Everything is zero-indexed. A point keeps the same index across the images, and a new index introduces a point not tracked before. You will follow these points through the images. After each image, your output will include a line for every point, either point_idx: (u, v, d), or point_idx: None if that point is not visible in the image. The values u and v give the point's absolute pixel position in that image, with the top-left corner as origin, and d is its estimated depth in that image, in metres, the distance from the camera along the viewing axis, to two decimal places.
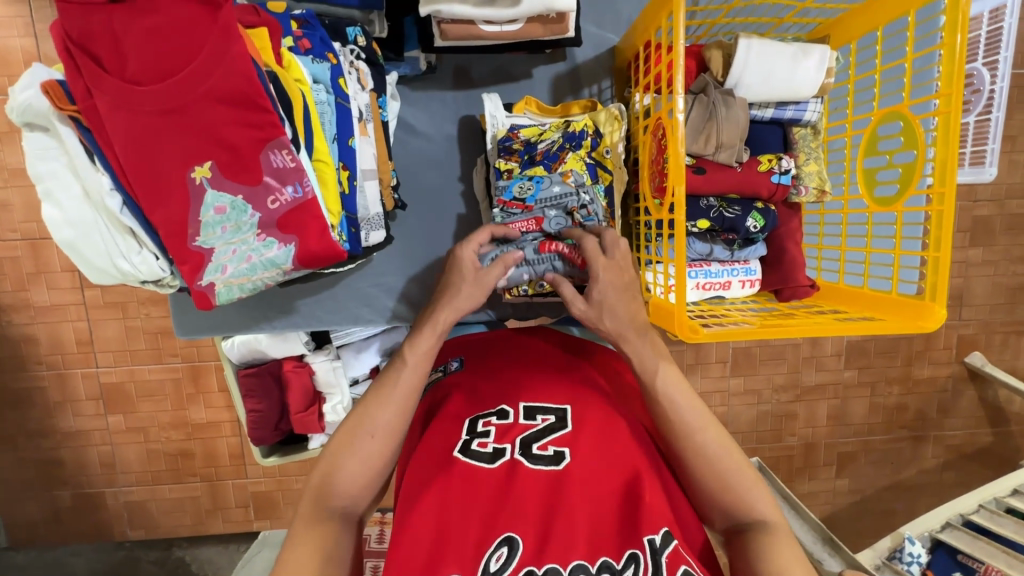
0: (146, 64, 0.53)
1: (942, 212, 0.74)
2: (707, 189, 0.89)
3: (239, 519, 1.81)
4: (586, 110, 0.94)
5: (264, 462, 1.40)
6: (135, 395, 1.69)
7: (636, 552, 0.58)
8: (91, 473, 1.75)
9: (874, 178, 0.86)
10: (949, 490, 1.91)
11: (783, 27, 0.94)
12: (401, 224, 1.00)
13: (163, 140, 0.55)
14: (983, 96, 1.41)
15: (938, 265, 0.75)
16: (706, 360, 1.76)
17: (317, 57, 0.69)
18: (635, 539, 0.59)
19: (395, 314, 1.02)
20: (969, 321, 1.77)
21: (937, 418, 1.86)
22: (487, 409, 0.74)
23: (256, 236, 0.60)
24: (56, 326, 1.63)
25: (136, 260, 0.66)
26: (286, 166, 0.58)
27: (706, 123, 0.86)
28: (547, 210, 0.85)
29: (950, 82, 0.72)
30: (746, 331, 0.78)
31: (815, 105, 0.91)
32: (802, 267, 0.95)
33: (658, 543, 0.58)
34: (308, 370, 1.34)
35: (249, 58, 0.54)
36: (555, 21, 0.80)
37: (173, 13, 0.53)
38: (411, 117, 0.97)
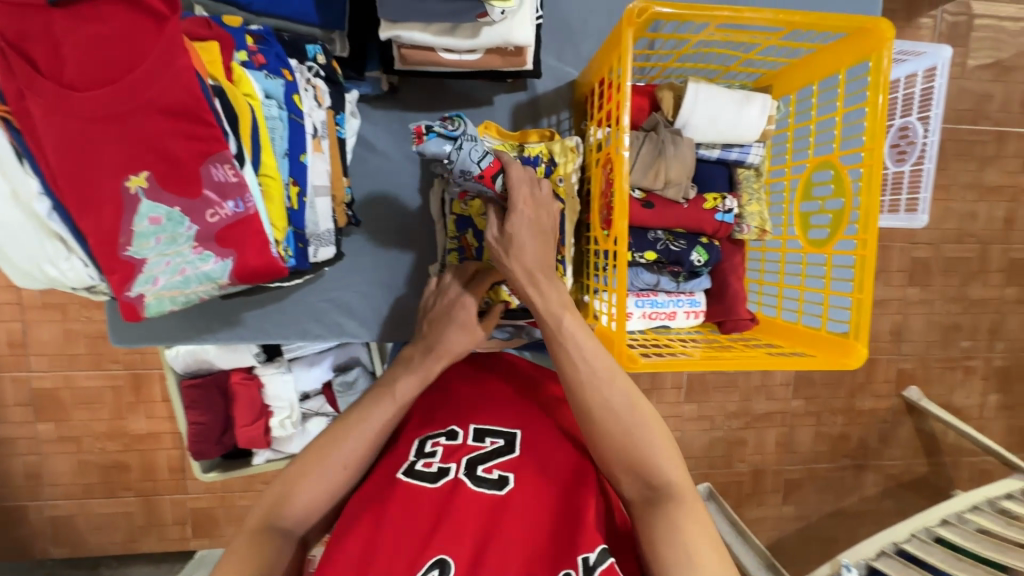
0: (85, 71, 0.52)
1: (865, 256, 0.79)
2: (655, 222, 0.93)
3: (175, 537, 1.72)
4: (543, 139, 0.96)
5: (203, 477, 1.34)
6: (69, 403, 1.61)
7: (568, 573, 0.57)
8: (15, 485, 1.64)
9: (809, 222, 0.91)
10: (887, 517, 1.99)
11: (731, 74, 1.00)
12: (355, 240, 1.00)
13: (97, 147, 0.53)
14: (918, 147, 1.49)
15: (861, 307, 0.80)
16: (661, 385, 1.80)
17: (271, 72, 0.69)
18: (568, 560, 0.58)
19: (346, 330, 1.02)
20: (906, 356, 1.87)
21: (877, 448, 1.94)
22: (436, 431, 0.74)
23: (192, 249, 0.59)
24: None
25: (65, 266, 0.64)
26: (227, 181, 0.57)
27: (655, 161, 0.89)
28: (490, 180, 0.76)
29: (875, 137, 0.77)
30: (686, 362, 0.80)
31: (757, 148, 0.96)
32: (742, 301, 0.99)
33: (591, 561, 0.57)
34: (256, 383, 1.32)
35: (194, 72, 0.54)
36: (514, 53, 0.83)
37: (116, 21, 0.52)
38: (371, 135, 0.98)
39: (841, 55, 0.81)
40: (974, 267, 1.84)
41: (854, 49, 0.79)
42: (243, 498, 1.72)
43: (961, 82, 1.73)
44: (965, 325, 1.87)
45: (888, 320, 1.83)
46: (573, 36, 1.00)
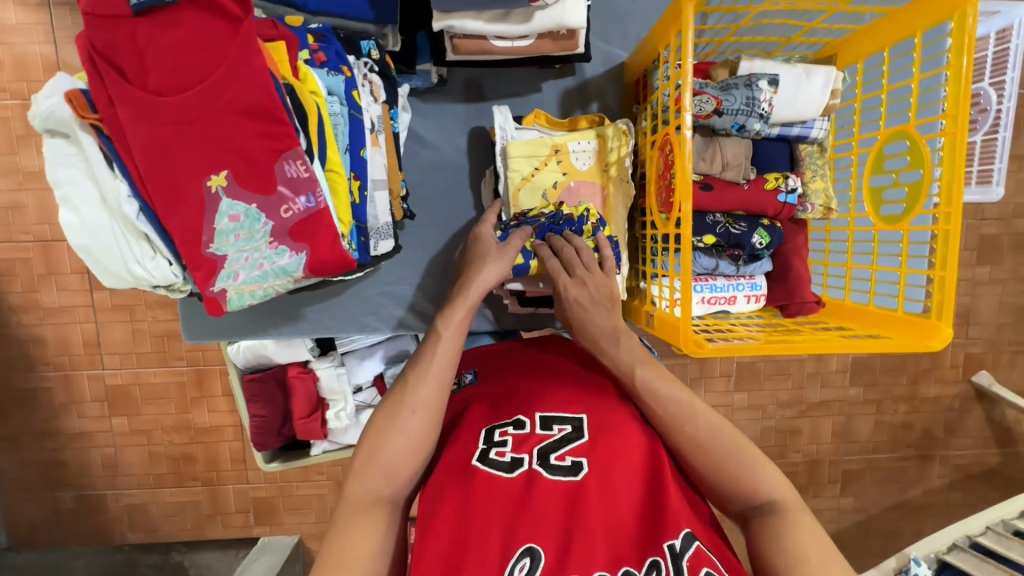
0: (167, 75, 0.54)
1: (948, 231, 0.74)
2: (713, 205, 0.91)
3: (238, 525, 1.80)
4: (593, 124, 0.95)
5: (266, 467, 1.40)
6: (139, 398, 1.70)
7: (657, 560, 0.61)
8: (93, 475, 1.75)
9: (880, 197, 0.86)
10: (955, 510, 1.88)
11: (791, 46, 0.96)
12: (409, 234, 1.02)
13: (181, 148, 0.56)
14: (991, 115, 1.41)
15: (945, 285, 0.75)
16: (710, 374, 1.76)
17: (332, 69, 0.70)
18: (655, 548, 0.62)
19: (400, 323, 1.04)
20: (976, 340, 1.76)
21: (944, 437, 1.84)
22: (503, 420, 0.74)
23: (267, 244, 0.61)
24: (65, 328, 1.65)
25: (148, 265, 0.67)
26: (299, 176, 0.59)
27: (710, 145, 0.90)
28: (732, 115, 0.87)
29: (957, 103, 0.72)
30: (754, 347, 0.77)
31: (821, 123, 0.92)
32: (808, 283, 0.95)
33: (677, 548, 0.61)
34: (311, 376, 1.35)
35: (268, 71, 0.55)
36: (565, 37, 0.82)
37: (192, 25, 0.54)
38: (421, 128, 0.99)
39: (919, 17, 0.77)
40: None
41: (932, 11, 0.75)
42: (299, 488, 1.79)
43: None
44: None
45: None
46: (621, 17, 0.97)
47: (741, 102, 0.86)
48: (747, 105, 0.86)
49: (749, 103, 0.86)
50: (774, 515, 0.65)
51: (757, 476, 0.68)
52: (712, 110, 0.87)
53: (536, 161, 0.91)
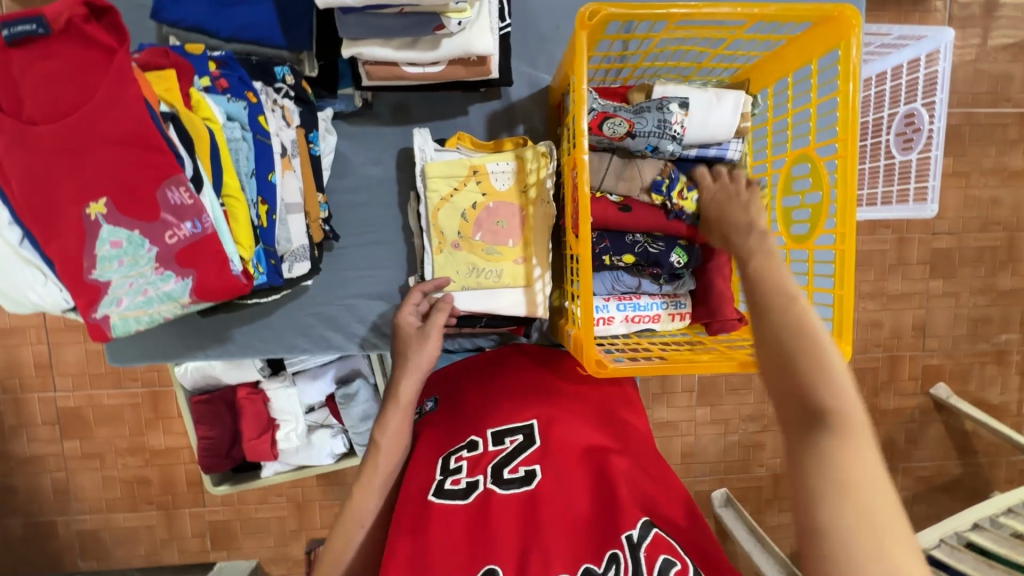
0: (42, 105, 0.54)
1: (844, 252, 0.76)
2: (633, 225, 0.92)
3: (195, 550, 1.76)
4: (517, 146, 0.97)
5: (215, 491, 1.36)
6: (92, 420, 1.67)
7: (616, 552, 0.59)
8: (44, 500, 1.70)
9: (791, 217, 0.88)
10: (920, 522, 1.89)
11: (705, 71, 0.99)
12: (337, 254, 1.02)
13: (60, 177, 0.56)
14: (924, 134, 1.42)
15: (843, 303, 0.77)
16: (673, 389, 1.75)
17: (234, 96, 0.71)
18: (614, 539, 0.60)
19: (333, 344, 1.03)
20: (933, 352, 1.78)
21: (906, 449, 1.85)
22: (457, 445, 0.76)
23: (153, 270, 0.61)
24: (16, 349, 1.61)
25: (41, 291, 0.66)
26: (183, 203, 0.59)
27: (628, 166, 0.92)
28: (643, 138, 0.88)
29: (847, 128, 0.75)
30: (665, 367, 0.78)
31: (736, 146, 0.93)
32: (729, 301, 0.96)
33: (636, 538, 0.59)
34: (262, 397, 1.33)
35: (144, 101, 0.56)
36: (477, 63, 0.84)
37: (66, 56, 0.54)
38: (349, 151, 0.99)
39: (812, 45, 0.79)
40: (1001, 256, 1.75)
41: (822, 40, 0.77)
42: (258, 511, 1.75)
43: (979, 63, 1.65)
44: (995, 318, 1.78)
45: (910, 315, 1.75)
46: (545, 42, 1.00)
47: (653, 125, 0.87)
48: (658, 127, 0.87)
49: (660, 126, 0.87)
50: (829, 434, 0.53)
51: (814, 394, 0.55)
52: (626, 133, 0.88)
53: (455, 181, 0.92)
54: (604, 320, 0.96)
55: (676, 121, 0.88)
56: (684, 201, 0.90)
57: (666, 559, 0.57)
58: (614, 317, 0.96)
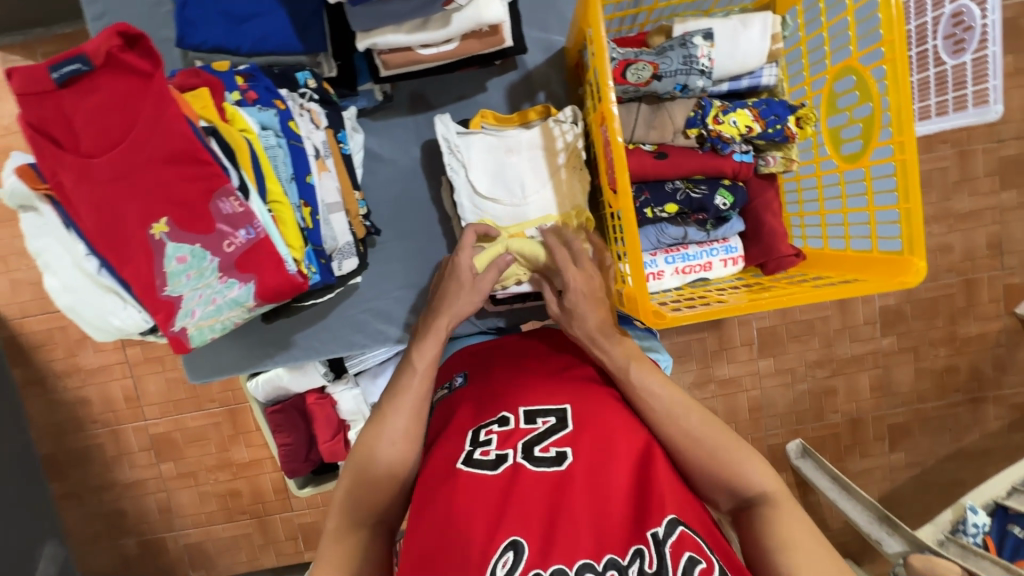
0: (95, 138, 0.58)
1: (905, 163, 0.71)
2: (671, 172, 0.89)
3: (290, 551, 1.87)
4: (543, 115, 0.95)
5: (300, 493, 1.44)
6: (182, 442, 1.78)
7: (641, 547, 0.59)
8: (151, 520, 1.84)
9: (840, 137, 0.84)
10: (1019, 452, 1.77)
11: (724, 1, 0.94)
12: (380, 249, 1.04)
13: (121, 203, 0.60)
14: (977, 31, 1.29)
15: (911, 217, 0.72)
16: (731, 344, 1.70)
17: (264, 105, 0.74)
18: (641, 534, 0.60)
19: (388, 337, 1.06)
20: (1014, 269, 1.65)
21: (995, 376, 1.73)
22: (488, 419, 0.75)
23: (218, 279, 0.65)
24: (105, 385, 1.74)
25: (122, 315, 0.71)
26: (235, 212, 0.63)
27: (658, 112, 0.89)
28: (671, 78, 0.84)
29: (892, 29, 0.70)
30: (726, 309, 0.76)
31: (770, 70, 0.89)
32: (784, 237, 0.92)
33: (661, 535, 0.59)
34: (329, 400, 1.36)
35: (185, 119, 0.59)
36: (489, 33, 0.83)
37: (108, 88, 0.57)
38: (376, 146, 1.01)
39: None
40: None
41: None
42: None
43: None
44: None
45: (984, 233, 1.62)
46: (553, 2, 0.97)
47: (681, 63, 0.84)
48: (685, 65, 0.84)
49: (687, 65, 0.84)
50: (763, 505, 0.67)
51: (743, 467, 0.69)
52: (651, 76, 0.84)
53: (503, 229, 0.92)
54: (654, 275, 0.93)
55: (704, 58, 0.84)
56: (721, 125, 0.87)
57: (690, 557, 0.57)
58: (664, 271, 0.94)
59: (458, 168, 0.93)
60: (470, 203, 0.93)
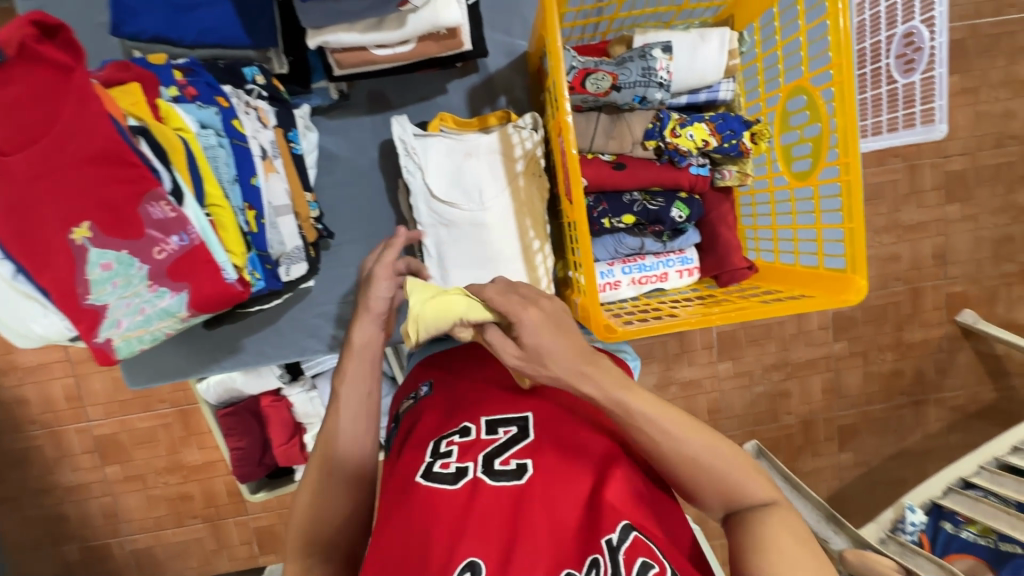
0: (7, 135, 0.53)
1: (851, 183, 0.73)
2: (629, 183, 0.89)
3: (244, 556, 1.80)
4: (503, 120, 0.94)
5: (253, 498, 1.37)
6: (129, 444, 1.70)
7: (597, 557, 0.57)
8: (95, 525, 1.76)
9: (791, 154, 0.85)
10: (956, 452, 1.86)
11: (686, 13, 0.94)
12: (335, 252, 1.01)
13: (39, 206, 0.55)
14: (926, 52, 1.32)
15: (854, 237, 0.74)
16: (691, 348, 1.73)
17: (204, 102, 0.70)
18: (596, 544, 0.58)
19: (343, 342, 1.03)
20: (955, 278, 1.73)
21: (936, 379, 1.81)
22: (450, 430, 0.73)
23: (148, 288, 0.61)
24: (45, 385, 1.64)
25: (44, 322, 0.66)
26: (166, 217, 0.59)
27: (616, 122, 0.89)
28: (629, 89, 0.84)
29: (841, 52, 0.71)
30: (675, 323, 0.76)
31: (727, 85, 0.90)
32: (738, 249, 0.93)
33: (615, 541, 0.58)
34: (284, 403, 1.33)
35: (110, 117, 0.55)
36: (448, 36, 0.81)
37: (22, 81, 0.53)
38: (332, 146, 0.98)
39: None
40: (1018, 171, 1.67)
41: None
42: None
43: None
44: (1018, 236, 1.72)
45: (929, 244, 1.69)
46: (516, 6, 0.96)
47: (639, 74, 0.84)
48: (644, 76, 0.84)
49: (646, 76, 0.84)
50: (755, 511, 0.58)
51: (742, 478, 0.60)
52: (610, 86, 0.84)
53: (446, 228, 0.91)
54: (611, 285, 0.93)
55: (663, 70, 0.84)
56: (678, 138, 0.87)
57: (644, 563, 0.56)
58: (620, 281, 0.94)
59: (415, 171, 0.91)
60: (427, 207, 0.91)
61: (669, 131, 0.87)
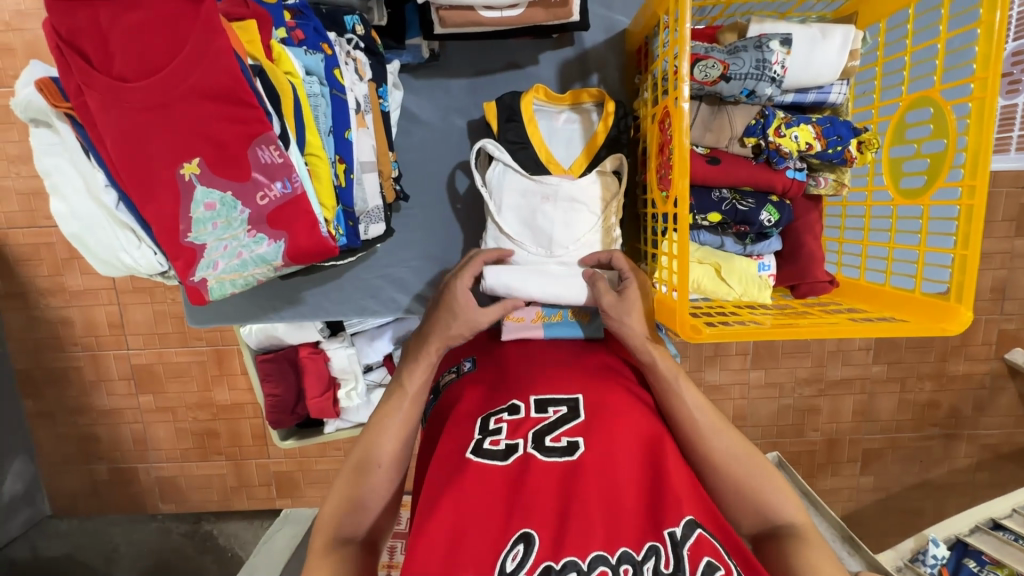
0: (130, 61, 0.52)
1: (972, 206, 0.69)
2: (721, 180, 0.84)
3: (262, 496, 1.81)
4: (595, 99, 0.90)
5: (282, 445, 1.34)
6: (163, 376, 1.72)
7: (657, 546, 0.58)
8: (124, 449, 1.77)
9: (900, 169, 0.81)
10: (982, 491, 1.80)
11: (806, 6, 0.89)
12: (405, 215, 1.00)
13: (153, 138, 0.55)
14: None
15: (966, 263, 0.70)
16: (726, 352, 1.70)
17: (311, 48, 0.68)
18: (655, 533, 0.59)
19: (398, 305, 1.02)
20: (1012, 315, 1.63)
21: (972, 416, 1.74)
22: (498, 407, 0.73)
23: (246, 232, 0.61)
24: (90, 309, 1.66)
25: (136, 255, 0.67)
26: (273, 162, 0.58)
27: (718, 115, 0.85)
28: (740, 81, 0.80)
29: (988, 65, 0.66)
30: (759, 331, 0.73)
31: (840, 87, 0.85)
32: (821, 261, 0.89)
33: (678, 535, 0.58)
34: (322, 356, 1.27)
35: (234, 52, 0.54)
36: (558, 5, 0.77)
37: (151, 6, 0.52)
38: (415, 107, 0.95)
39: None
40: None
41: None
42: (318, 463, 1.79)
43: None
44: None
45: (990, 276, 1.59)
46: None
47: (754, 66, 0.79)
48: (759, 69, 0.79)
49: (761, 69, 0.79)
50: (787, 534, 0.67)
51: (772, 494, 0.69)
52: (720, 75, 0.79)
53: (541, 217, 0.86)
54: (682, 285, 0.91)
55: (779, 65, 0.79)
56: (782, 138, 0.82)
57: (709, 564, 0.56)
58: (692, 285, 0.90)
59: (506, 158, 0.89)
60: (495, 241, 0.89)
61: (774, 129, 0.83)
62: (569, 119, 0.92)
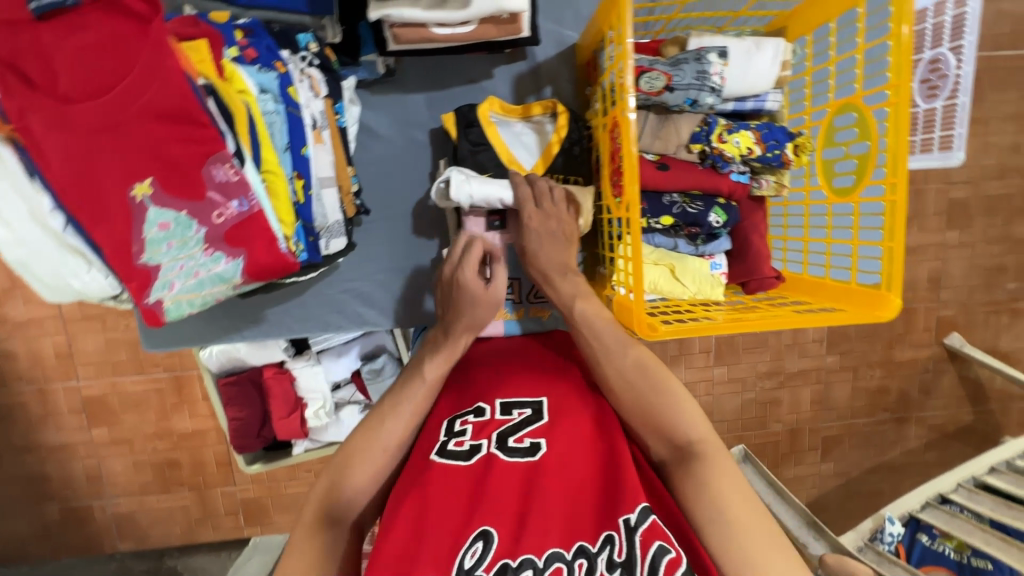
0: (78, 82, 0.52)
1: (895, 202, 0.74)
2: (670, 184, 0.88)
3: (229, 526, 1.74)
4: (546, 110, 0.94)
5: (247, 470, 1.27)
6: (118, 408, 1.64)
7: (612, 534, 0.59)
8: (77, 486, 1.68)
9: (833, 169, 0.87)
10: (932, 469, 1.90)
11: (741, 20, 0.97)
12: (367, 229, 1.00)
13: (102, 162, 0.55)
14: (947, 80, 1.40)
15: (893, 253, 0.75)
16: (690, 351, 1.76)
17: (263, 66, 0.69)
18: (611, 522, 0.60)
19: (365, 319, 1.02)
20: (947, 302, 1.74)
21: (919, 399, 1.85)
22: (465, 409, 0.75)
23: (203, 251, 0.61)
24: (34, 341, 1.57)
25: (85, 279, 0.65)
26: (229, 180, 0.58)
27: (665, 123, 0.90)
28: (682, 90, 0.84)
29: (901, 73, 0.72)
30: (712, 326, 0.76)
31: (775, 95, 0.90)
32: (767, 258, 0.94)
33: (632, 521, 0.58)
34: (287, 377, 1.25)
35: (183, 72, 0.54)
36: (509, 21, 0.80)
37: (95, 28, 0.51)
38: (372, 122, 0.96)
39: None
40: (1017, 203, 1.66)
41: None
42: (289, 487, 1.73)
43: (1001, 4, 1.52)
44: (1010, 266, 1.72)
45: (925, 267, 1.69)
46: None
47: (693, 77, 0.84)
48: (698, 79, 0.84)
49: (700, 79, 0.84)
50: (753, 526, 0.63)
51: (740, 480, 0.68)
52: (664, 86, 0.84)
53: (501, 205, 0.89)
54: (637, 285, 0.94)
55: (717, 75, 0.84)
56: (725, 144, 0.87)
57: (660, 546, 0.56)
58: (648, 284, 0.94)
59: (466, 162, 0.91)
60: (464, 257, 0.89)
61: (717, 137, 0.88)
62: (524, 130, 0.94)
